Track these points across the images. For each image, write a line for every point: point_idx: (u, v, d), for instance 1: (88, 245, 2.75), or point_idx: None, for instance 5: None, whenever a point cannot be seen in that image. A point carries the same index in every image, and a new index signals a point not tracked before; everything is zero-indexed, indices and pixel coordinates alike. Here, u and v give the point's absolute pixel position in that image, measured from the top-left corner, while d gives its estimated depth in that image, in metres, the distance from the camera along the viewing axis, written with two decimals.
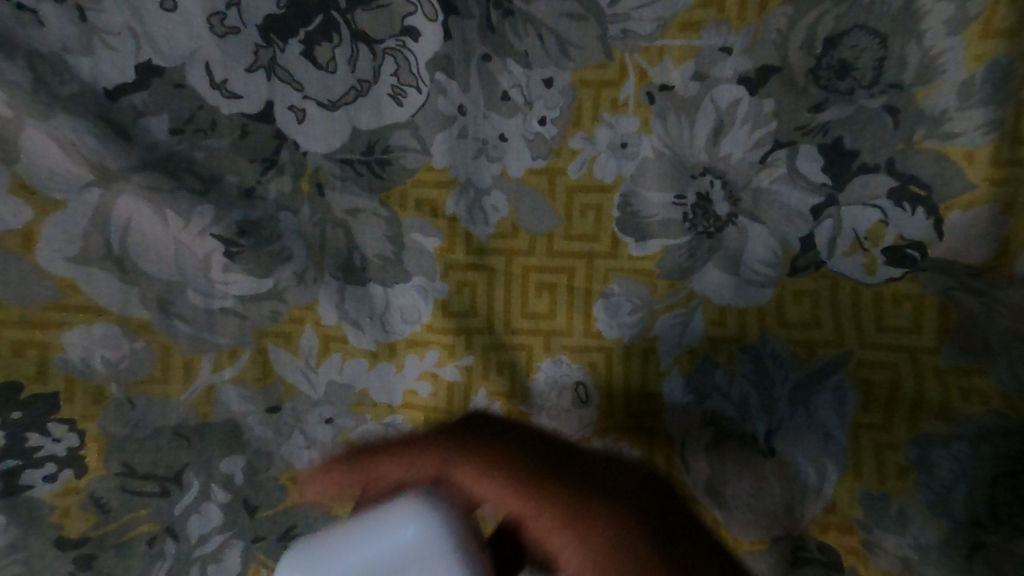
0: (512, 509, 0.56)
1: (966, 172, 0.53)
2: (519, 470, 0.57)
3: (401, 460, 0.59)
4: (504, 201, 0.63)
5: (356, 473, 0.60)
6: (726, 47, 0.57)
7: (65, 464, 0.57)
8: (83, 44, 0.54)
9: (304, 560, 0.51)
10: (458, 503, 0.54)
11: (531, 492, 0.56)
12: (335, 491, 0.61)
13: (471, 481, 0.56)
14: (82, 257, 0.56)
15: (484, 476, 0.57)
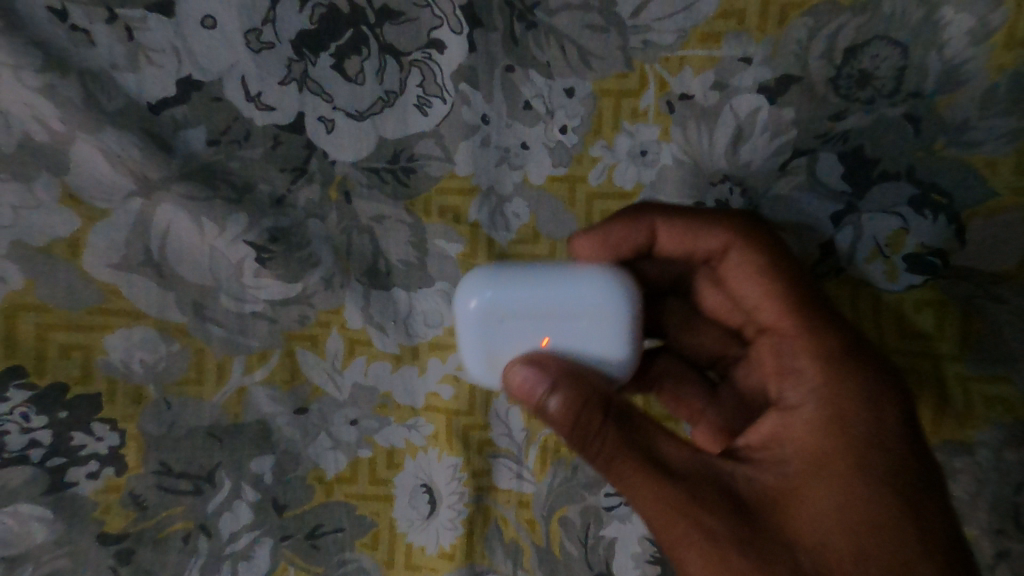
0: (803, 354, 0.53)
1: (987, 180, 0.54)
2: (816, 320, 0.54)
3: (686, 224, 0.59)
4: (525, 207, 0.64)
5: (660, 231, 0.60)
6: (747, 57, 0.58)
7: (107, 462, 0.60)
8: (127, 60, 0.56)
9: (498, 281, 0.57)
10: (752, 271, 0.57)
11: (802, 330, 0.54)
12: (620, 243, 0.60)
13: (740, 269, 0.58)
14: (124, 264, 0.59)
15: (770, 293, 0.56)
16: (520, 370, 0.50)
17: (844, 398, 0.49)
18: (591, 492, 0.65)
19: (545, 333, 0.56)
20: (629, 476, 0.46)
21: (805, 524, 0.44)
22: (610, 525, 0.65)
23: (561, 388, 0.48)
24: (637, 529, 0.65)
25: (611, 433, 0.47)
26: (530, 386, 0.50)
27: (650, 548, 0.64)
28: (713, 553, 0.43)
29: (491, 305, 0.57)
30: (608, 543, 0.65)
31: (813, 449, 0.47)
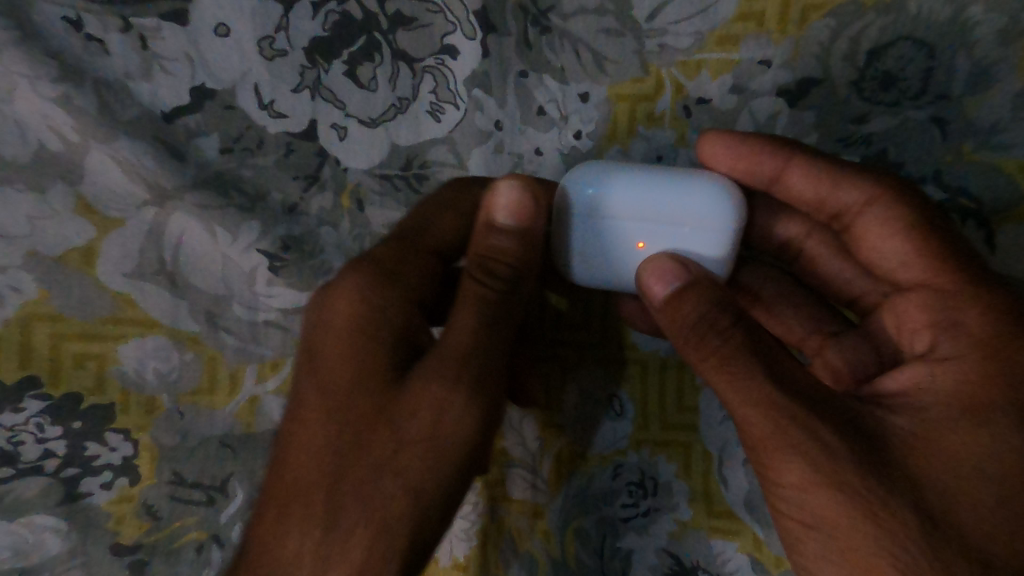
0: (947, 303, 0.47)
1: (1019, 184, 0.52)
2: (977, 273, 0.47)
3: (830, 174, 0.53)
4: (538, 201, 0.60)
5: (794, 168, 0.54)
6: (766, 59, 0.56)
7: (120, 472, 0.60)
8: (141, 69, 0.56)
9: (608, 179, 0.53)
10: (896, 225, 0.50)
11: (965, 285, 0.47)
12: (748, 173, 0.55)
13: (880, 223, 0.51)
14: (137, 273, 0.59)
15: (915, 249, 0.49)
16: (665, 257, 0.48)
17: (1009, 353, 0.44)
18: (607, 503, 0.64)
19: (648, 235, 0.53)
20: (741, 404, 0.43)
21: (939, 468, 0.42)
22: (627, 536, 0.63)
23: (691, 290, 0.46)
24: (654, 540, 0.63)
25: (724, 350, 0.44)
26: (664, 275, 0.48)
27: (669, 560, 0.63)
28: (827, 478, 0.41)
29: (604, 202, 0.54)
30: (625, 554, 0.63)
31: (969, 397, 0.43)
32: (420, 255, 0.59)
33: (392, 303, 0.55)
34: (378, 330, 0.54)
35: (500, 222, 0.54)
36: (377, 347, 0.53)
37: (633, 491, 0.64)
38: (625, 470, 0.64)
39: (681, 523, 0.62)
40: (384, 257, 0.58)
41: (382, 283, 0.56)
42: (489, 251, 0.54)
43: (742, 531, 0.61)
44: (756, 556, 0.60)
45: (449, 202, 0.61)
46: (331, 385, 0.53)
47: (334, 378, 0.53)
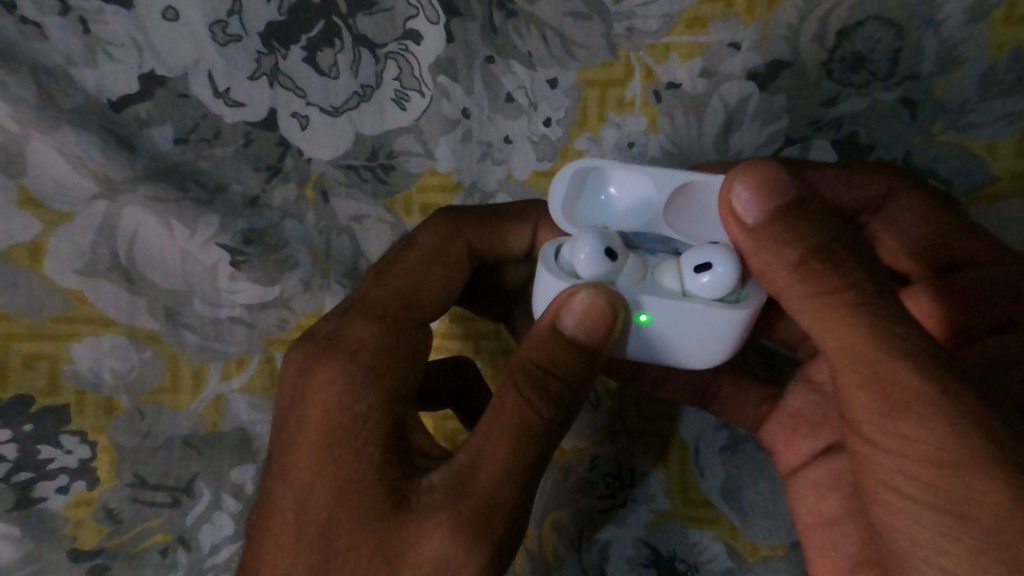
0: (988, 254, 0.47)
1: (987, 165, 0.51)
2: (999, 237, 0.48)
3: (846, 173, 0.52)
4: (525, 239, 0.60)
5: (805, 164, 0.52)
6: (736, 42, 0.55)
7: (78, 475, 0.58)
8: (85, 55, 0.54)
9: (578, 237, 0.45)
10: (921, 212, 0.50)
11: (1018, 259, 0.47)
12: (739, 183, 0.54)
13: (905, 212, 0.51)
14: (89, 269, 0.57)
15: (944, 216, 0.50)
16: (765, 165, 0.39)
17: None
18: (584, 495, 0.63)
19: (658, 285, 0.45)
20: (868, 364, 0.35)
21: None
22: (604, 528, 0.63)
23: (801, 209, 0.38)
24: (631, 532, 0.62)
25: (858, 293, 0.36)
26: (763, 186, 0.38)
27: (646, 551, 0.62)
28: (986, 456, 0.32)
29: (614, 250, 0.44)
30: (602, 546, 0.62)
31: None
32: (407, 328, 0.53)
33: (386, 414, 0.46)
34: (370, 450, 0.44)
35: (571, 331, 0.42)
36: (370, 470, 0.43)
37: (610, 483, 0.63)
38: (601, 462, 0.63)
39: (657, 514, 0.62)
40: (374, 356, 0.49)
41: (368, 383, 0.47)
42: (550, 361, 0.43)
43: (719, 521, 0.60)
44: (733, 545, 0.60)
45: (433, 246, 0.57)
46: (310, 510, 0.43)
47: (315, 505, 0.43)
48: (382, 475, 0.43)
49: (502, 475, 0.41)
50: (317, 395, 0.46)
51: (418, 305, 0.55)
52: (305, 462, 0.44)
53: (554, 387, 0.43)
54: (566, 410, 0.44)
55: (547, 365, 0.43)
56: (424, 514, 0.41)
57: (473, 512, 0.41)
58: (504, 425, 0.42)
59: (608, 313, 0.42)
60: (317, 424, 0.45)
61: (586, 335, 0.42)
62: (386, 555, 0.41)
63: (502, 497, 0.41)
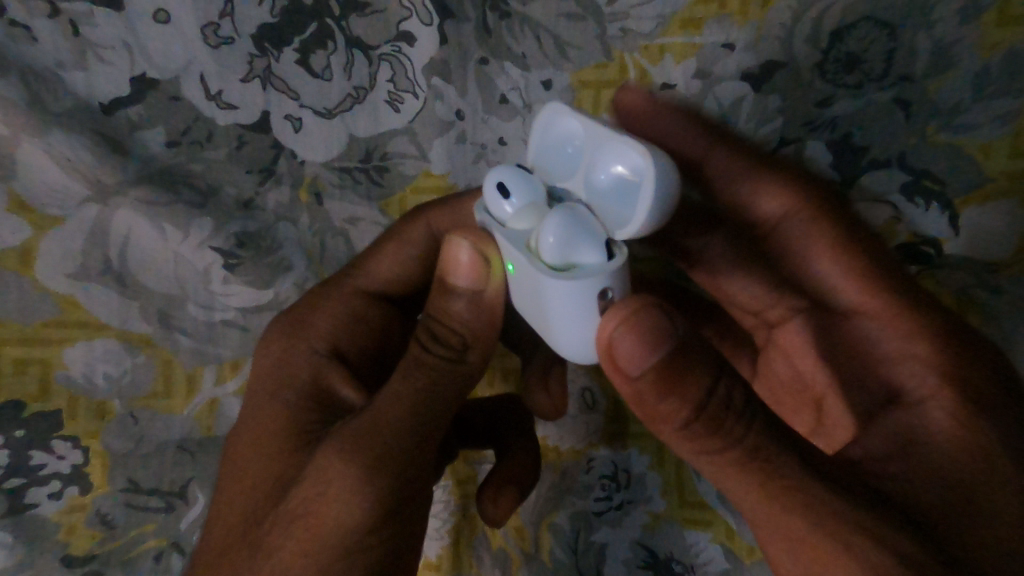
0: (938, 363, 0.45)
1: (981, 165, 0.51)
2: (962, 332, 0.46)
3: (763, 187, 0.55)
4: None
5: (765, 203, 0.55)
6: (730, 43, 0.55)
7: (70, 481, 0.57)
8: (74, 58, 0.53)
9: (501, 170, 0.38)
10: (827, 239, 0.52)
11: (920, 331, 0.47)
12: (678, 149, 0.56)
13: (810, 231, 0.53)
14: (80, 274, 0.56)
15: (898, 304, 0.48)
16: (649, 313, 0.34)
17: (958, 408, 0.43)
18: (580, 496, 0.63)
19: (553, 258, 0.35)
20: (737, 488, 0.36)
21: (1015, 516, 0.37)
22: (600, 530, 0.62)
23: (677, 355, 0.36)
24: (627, 534, 0.62)
25: (742, 452, 0.36)
26: (640, 333, 0.34)
27: (642, 553, 0.61)
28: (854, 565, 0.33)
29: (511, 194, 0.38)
30: (598, 549, 0.62)
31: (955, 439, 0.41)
32: (355, 296, 0.56)
33: (309, 365, 0.50)
34: (287, 394, 0.48)
35: (466, 289, 0.42)
36: (282, 411, 0.47)
37: (606, 485, 0.63)
38: (597, 464, 0.63)
39: (654, 515, 0.61)
40: (315, 321, 0.54)
41: (297, 344, 0.52)
42: (446, 313, 0.43)
43: (715, 522, 0.60)
44: (729, 546, 0.59)
45: (392, 231, 0.56)
46: (240, 446, 0.47)
47: (240, 448, 0.47)
48: (291, 416, 0.46)
49: (381, 404, 0.41)
50: (259, 357, 0.52)
51: (366, 276, 0.57)
52: (250, 403, 0.49)
53: (441, 329, 0.43)
54: (459, 346, 0.43)
55: (443, 316, 0.43)
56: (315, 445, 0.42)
57: (350, 433, 0.40)
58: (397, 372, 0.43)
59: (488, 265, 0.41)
60: (262, 373, 0.51)
61: (469, 285, 0.42)
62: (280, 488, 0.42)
63: (380, 426, 0.40)
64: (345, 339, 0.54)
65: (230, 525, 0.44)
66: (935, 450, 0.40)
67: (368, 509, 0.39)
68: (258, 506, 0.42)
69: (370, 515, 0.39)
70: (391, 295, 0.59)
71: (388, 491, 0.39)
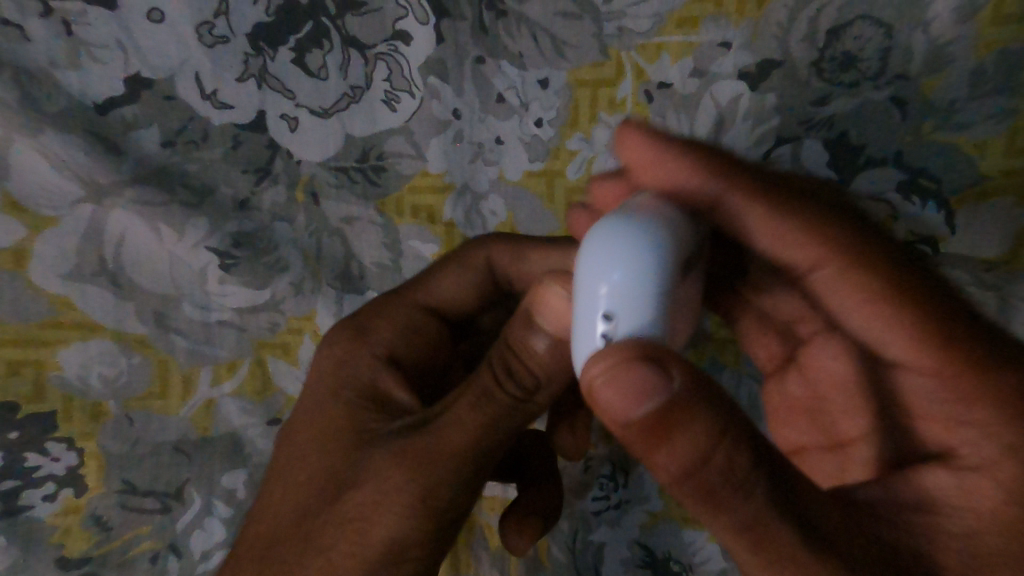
0: (993, 421, 0.36)
1: (978, 163, 0.51)
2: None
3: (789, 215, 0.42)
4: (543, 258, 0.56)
5: (783, 246, 0.43)
6: (726, 42, 0.55)
7: (64, 483, 0.57)
8: (67, 57, 0.53)
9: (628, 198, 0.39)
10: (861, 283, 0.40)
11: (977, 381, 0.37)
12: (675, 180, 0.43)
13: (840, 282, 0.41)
14: (74, 274, 0.56)
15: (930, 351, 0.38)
16: (627, 371, 0.27)
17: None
18: (578, 496, 0.63)
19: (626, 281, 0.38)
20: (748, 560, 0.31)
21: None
22: (598, 529, 0.62)
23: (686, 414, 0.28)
24: (626, 533, 0.62)
25: (745, 526, 0.30)
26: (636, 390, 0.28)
27: (640, 553, 0.61)
28: None
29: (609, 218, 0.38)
30: (597, 548, 0.62)
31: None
32: (403, 307, 0.55)
33: (368, 371, 0.49)
34: (349, 395, 0.47)
35: (549, 336, 0.39)
36: (344, 414, 0.45)
37: (604, 484, 0.63)
38: (596, 463, 0.63)
39: (652, 515, 0.61)
40: (378, 334, 0.52)
41: (359, 351, 0.50)
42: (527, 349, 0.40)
43: None
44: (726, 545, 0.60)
45: (454, 253, 0.57)
46: (292, 439, 0.46)
47: (296, 441, 0.46)
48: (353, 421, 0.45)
49: (448, 428, 0.40)
50: (319, 359, 0.51)
51: (421, 288, 0.56)
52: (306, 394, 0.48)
53: (519, 368, 0.40)
54: (533, 387, 0.40)
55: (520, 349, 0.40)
56: (371, 451, 0.41)
57: (405, 451, 0.40)
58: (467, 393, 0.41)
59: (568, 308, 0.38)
60: (323, 374, 0.49)
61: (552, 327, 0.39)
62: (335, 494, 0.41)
63: (442, 450, 0.39)
64: (405, 349, 0.53)
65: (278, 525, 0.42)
66: (958, 523, 0.33)
67: (412, 529, 0.39)
68: (309, 510, 0.41)
69: (415, 536, 0.39)
70: (447, 313, 0.58)
71: (427, 522, 0.39)
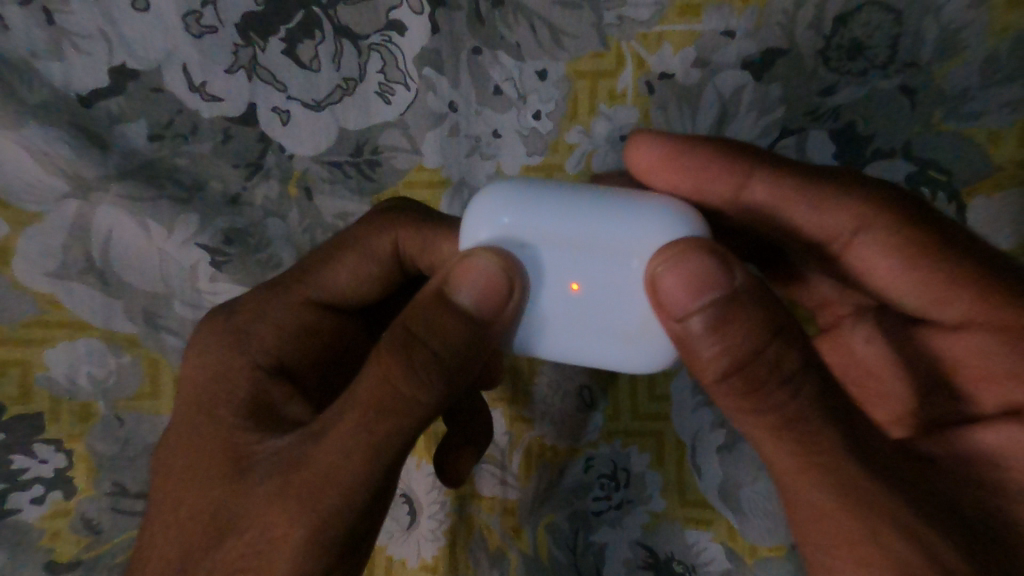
0: None
1: (991, 153, 0.49)
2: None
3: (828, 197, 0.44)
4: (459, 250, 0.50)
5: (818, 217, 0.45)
6: (729, 30, 0.54)
7: (53, 485, 0.56)
8: (51, 48, 0.52)
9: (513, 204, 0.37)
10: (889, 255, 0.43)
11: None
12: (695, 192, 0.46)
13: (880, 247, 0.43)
14: (60, 271, 0.55)
15: (804, 443, 0.33)
16: (671, 276, 0.33)
17: None
18: (579, 497, 0.62)
19: (581, 275, 0.37)
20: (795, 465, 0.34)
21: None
22: (600, 530, 0.61)
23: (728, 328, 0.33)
24: (627, 534, 0.60)
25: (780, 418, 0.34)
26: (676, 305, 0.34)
27: (642, 553, 0.60)
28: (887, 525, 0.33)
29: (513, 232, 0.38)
30: (598, 549, 0.61)
31: None
32: (292, 301, 0.51)
33: (244, 382, 0.45)
34: (223, 413, 0.43)
35: (466, 303, 0.35)
36: (220, 431, 0.42)
37: (605, 484, 0.61)
38: (596, 463, 0.62)
39: (654, 515, 0.60)
40: (256, 341, 0.48)
41: (237, 356, 0.46)
42: (430, 328, 0.36)
43: (717, 521, 0.58)
44: (731, 545, 0.58)
45: (345, 241, 0.51)
46: (174, 459, 0.43)
47: (169, 460, 0.43)
48: (230, 438, 0.41)
49: (329, 453, 0.36)
50: (184, 369, 0.47)
51: (312, 279, 0.51)
52: (186, 397, 0.45)
53: (418, 351, 0.35)
54: (420, 377, 0.36)
55: (425, 338, 0.35)
56: (248, 477, 0.38)
57: (286, 479, 0.37)
58: (355, 405, 0.36)
59: (507, 288, 0.35)
60: (197, 382, 0.45)
61: (478, 301, 0.35)
62: (224, 516, 0.38)
63: (331, 479, 0.36)
64: (293, 352, 0.50)
65: (166, 560, 0.40)
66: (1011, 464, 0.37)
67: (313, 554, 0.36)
68: (197, 539, 0.39)
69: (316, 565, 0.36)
70: (348, 306, 0.54)
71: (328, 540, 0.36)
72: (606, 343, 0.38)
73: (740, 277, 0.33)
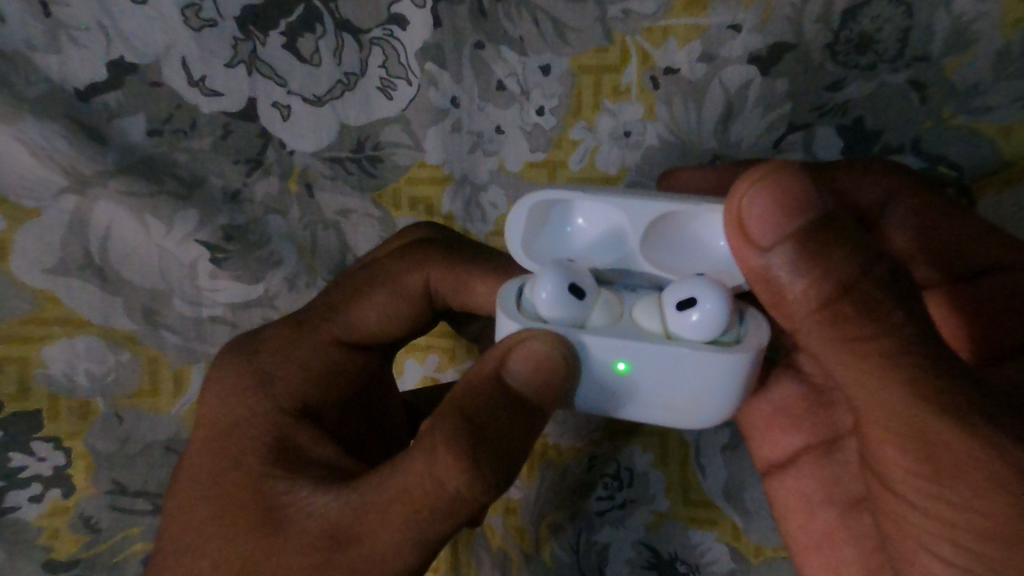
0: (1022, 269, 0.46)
1: (1002, 148, 0.49)
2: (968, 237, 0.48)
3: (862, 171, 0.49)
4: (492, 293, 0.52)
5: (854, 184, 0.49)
6: (736, 24, 0.53)
7: (52, 483, 0.55)
8: (48, 41, 0.51)
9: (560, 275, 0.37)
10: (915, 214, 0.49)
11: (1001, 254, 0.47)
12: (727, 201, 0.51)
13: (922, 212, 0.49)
14: (58, 268, 0.54)
15: (898, 371, 0.32)
16: (758, 203, 0.33)
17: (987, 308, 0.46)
18: (581, 496, 0.61)
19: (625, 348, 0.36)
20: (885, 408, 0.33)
21: (939, 514, 0.35)
22: (603, 529, 0.60)
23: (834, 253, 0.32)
24: (630, 534, 0.60)
25: (889, 343, 0.32)
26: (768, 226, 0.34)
27: (645, 553, 0.59)
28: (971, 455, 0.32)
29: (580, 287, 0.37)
30: (601, 549, 0.60)
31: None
32: (317, 345, 0.49)
33: (270, 428, 0.43)
34: (250, 460, 0.41)
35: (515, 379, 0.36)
36: (247, 481, 0.40)
37: (609, 484, 0.61)
38: (600, 462, 0.61)
39: (658, 515, 0.59)
40: (282, 383, 0.46)
41: (263, 402, 0.45)
42: (478, 405, 0.36)
43: (721, 521, 0.58)
44: (735, 546, 0.58)
45: (376, 276, 0.52)
46: (198, 506, 0.41)
47: (188, 501, 0.41)
48: (256, 490, 0.40)
49: (373, 522, 0.36)
50: (207, 406, 0.45)
51: (339, 320, 0.50)
52: (207, 439, 0.43)
53: (469, 432, 0.35)
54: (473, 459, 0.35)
55: (477, 418, 0.36)
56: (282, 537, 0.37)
57: (328, 545, 0.36)
58: (404, 475, 0.36)
59: (557, 369, 0.35)
60: (222, 424, 0.44)
61: (529, 381, 0.36)
62: (249, 574, 0.37)
63: (373, 552, 0.35)
64: (320, 397, 0.48)
65: None
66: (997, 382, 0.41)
67: None
68: None
69: None
70: (369, 342, 0.52)
71: None
72: (650, 408, 0.37)
73: (778, 254, 0.33)
